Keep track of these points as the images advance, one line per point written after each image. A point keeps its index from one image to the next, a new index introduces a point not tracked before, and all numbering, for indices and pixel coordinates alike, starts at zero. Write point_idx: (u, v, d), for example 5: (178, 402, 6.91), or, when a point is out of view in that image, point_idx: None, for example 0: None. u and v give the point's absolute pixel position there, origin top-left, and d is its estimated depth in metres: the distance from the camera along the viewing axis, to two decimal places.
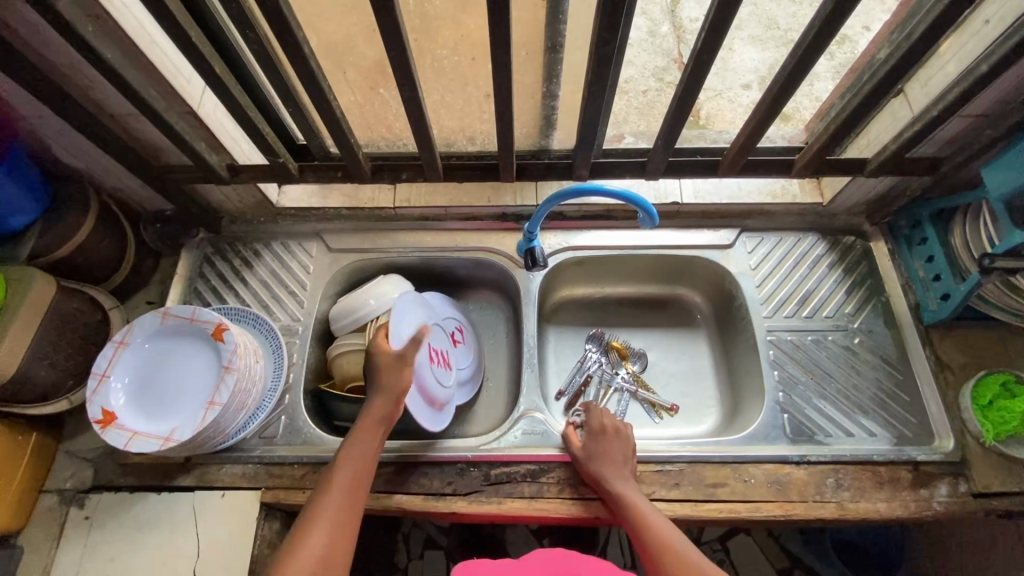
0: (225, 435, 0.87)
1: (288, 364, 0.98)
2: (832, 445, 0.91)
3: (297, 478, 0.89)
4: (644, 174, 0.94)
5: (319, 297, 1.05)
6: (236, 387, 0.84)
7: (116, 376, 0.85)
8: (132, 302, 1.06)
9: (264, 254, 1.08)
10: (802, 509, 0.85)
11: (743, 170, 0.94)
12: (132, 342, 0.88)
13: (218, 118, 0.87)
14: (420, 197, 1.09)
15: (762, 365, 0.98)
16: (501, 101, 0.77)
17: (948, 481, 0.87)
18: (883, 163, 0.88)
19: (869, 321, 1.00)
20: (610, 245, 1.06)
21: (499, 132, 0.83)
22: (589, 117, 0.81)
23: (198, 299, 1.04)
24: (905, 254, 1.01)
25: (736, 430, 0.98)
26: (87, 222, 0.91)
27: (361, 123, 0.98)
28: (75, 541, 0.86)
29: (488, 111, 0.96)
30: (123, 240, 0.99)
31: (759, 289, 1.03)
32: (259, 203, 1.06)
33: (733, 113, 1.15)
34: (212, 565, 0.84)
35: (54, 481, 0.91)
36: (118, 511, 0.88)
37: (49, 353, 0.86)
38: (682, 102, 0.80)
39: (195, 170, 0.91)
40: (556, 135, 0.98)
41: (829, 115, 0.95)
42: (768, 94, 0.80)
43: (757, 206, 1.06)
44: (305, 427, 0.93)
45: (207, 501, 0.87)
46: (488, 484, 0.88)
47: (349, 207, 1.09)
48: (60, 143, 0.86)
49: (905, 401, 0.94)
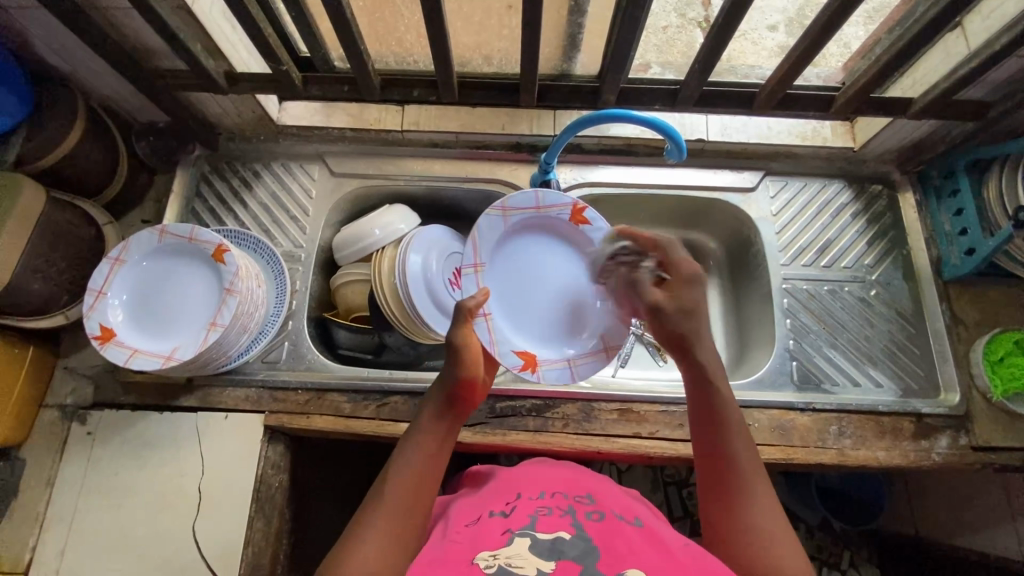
0: (227, 358, 0.86)
1: (291, 291, 0.95)
2: (838, 394, 0.90)
3: (301, 403, 0.89)
4: (673, 104, 0.88)
5: (322, 223, 1.01)
6: (238, 309, 0.82)
7: (114, 294, 0.82)
8: (127, 220, 1.02)
9: (263, 175, 1.02)
10: (803, 453, 0.86)
11: (779, 106, 0.88)
12: (128, 260, 0.84)
13: (215, 17, 0.79)
14: (429, 120, 1.02)
15: (775, 313, 0.96)
16: (528, 10, 0.70)
17: (949, 434, 0.88)
18: (930, 105, 0.82)
19: (887, 274, 0.98)
20: (626, 182, 1.02)
21: (524, 48, 0.77)
22: (622, 34, 0.74)
23: (195, 219, 0.99)
24: (933, 207, 0.98)
25: (742, 375, 0.98)
26: (74, 130, 0.85)
27: (371, 34, 0.90)
28: (78, 456, 0.86)
29: (508, 26, 0.89)
30: (115, 152, 0.93)
31: (779, 235, 1.00)
32: (259, 119, 1.00)
33: (756, 57, 1.03)
34: (217, 482, 0.85)
35: (54, 397, 0.90)
36: (120, 428, 0.87)
37: (42, 266, 0.82)
38: (726, 23, 0.72)
39: (191, 76, 0.84)
40: (580, 58, 0.91)
41: (874, 51, 0.89)
42: (820, 16, 0.72)
43: (784, 147, 1.01)
44: (309, 354, 0.92)
45: (211, 423, 0.87)
46: (493, 417, 0.88)
47: (354, 129, 1.02)
48: (42, 36, 0.78)
49: (915, 354, 0.93)
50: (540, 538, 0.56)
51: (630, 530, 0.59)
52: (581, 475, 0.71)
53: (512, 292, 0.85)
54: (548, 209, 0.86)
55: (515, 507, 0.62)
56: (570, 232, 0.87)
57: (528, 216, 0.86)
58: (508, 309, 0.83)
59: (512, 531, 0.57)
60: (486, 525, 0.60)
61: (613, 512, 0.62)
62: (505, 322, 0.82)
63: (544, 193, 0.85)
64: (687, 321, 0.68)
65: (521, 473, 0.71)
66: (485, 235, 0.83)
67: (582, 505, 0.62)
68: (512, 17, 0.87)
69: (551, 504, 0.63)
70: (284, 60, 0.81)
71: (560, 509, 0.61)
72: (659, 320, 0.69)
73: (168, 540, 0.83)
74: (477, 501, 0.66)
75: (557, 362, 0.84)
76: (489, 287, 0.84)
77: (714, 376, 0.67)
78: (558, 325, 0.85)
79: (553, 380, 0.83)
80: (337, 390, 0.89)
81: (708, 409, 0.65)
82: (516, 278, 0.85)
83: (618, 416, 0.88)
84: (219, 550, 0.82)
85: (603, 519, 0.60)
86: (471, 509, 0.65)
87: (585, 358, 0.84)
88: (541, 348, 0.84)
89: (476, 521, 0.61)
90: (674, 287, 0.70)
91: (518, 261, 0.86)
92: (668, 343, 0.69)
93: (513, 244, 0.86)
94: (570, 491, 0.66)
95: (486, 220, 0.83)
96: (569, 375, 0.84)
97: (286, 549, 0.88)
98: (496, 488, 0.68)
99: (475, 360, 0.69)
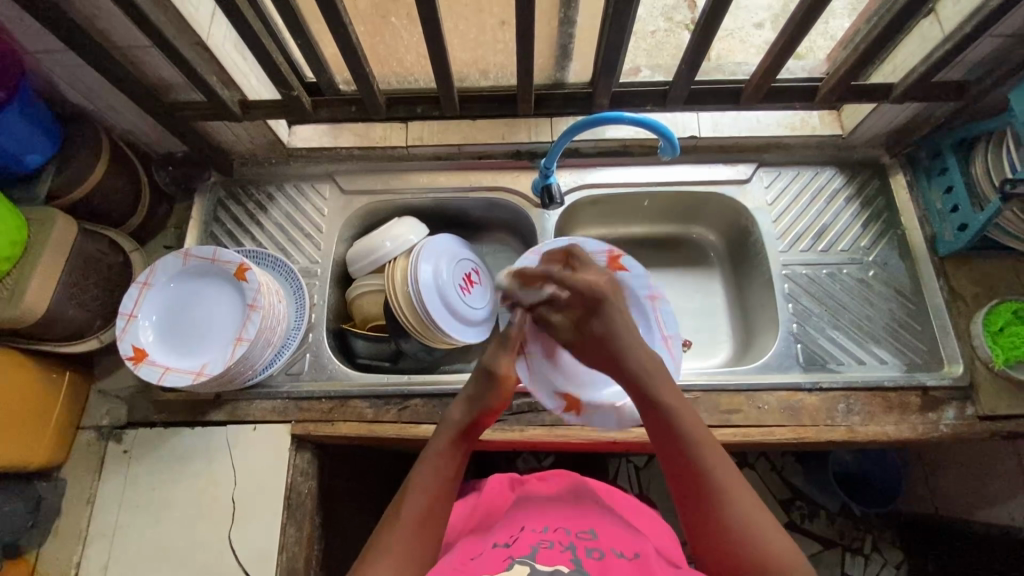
0: (253, 371, 0.90)
1: (309, 304, 1.00)
2: (844, 372, 0.93)
3: (325, 412, 0.92)
4: (664, 104, 0.92)
5: (335, 238, 1.05)
6: (263, 324, 0.87)
7: (144, 316, 0.87)
8: (150, 247, 1.06)
9: (277, 197, 1.07)
10: (813, 432, 0.88)
11: (766, 98, 0.91)
12: (156, 283, 0.89)
13: (228, 49, 0.84)
14: (432, 135, 1.07)
15: (777, 298, 0.99)
16: (521, 24, 0.74)
17: (955, 406, 0.90)
18: (912, 88, 0.85)
19: (884, 254, 1.01)
20: (624, 182, 1.06)
21: (520, 61, 0.81)
22: (612, 42, 0.78)
23: (214, 242, 1.04)
24: (923, 185, 1.01)
25: (750, 361, 1.00)
26: (100, 163, 0.90)
27: (374, 57, 0.94)
28: (115, 474, 0.90)
29: (502, 40, 0.93)
30: (137, 182, 0.98)
31: (775, 224, 1.03)
32: (270, 143, 1.04)
33: (745, 55, 1.06)
34: (249, 491, 0.88)
35: (90, 419, 0.94)
36: (155, 445, 0.91)
37: (76, 293, 0.86)
38: (707, 26, 0.77)
39: (207, 106, 0.89)
40: (572, 66, 0.95)
41: (853, 41, 0.92)
42: (798, 10, 0.75)
43: (774, 139, 1.05)
44: (330, 364, 0.96)
45: (241, 435, 0.91)
46: (509, 414, 0.91)
47: (361, 147, 1.07)
48: (68, 78, 0.84)
49: (916, 330, 0.96)
50: (540, 567, 0.57)
51: (628, 565, 0.60)
52: (587, 508, 0.72)
53: (557, 345, 0.84)
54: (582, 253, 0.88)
55: (518, 540, 0.64)
56: None
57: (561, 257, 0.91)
58: (555, 364, 0.83)
59: (512, 557, 0.60)
60: (488, 556, 0.62)
61: (613, 548, 0.63)
62: (555, 379, 0.84)
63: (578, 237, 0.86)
64: (601, 346, 0.70)
65: (526, 511, 0.72)
66: (523, 279, 0.86)
67: (583, 541, 0.64)
68: (505, 32, 0.92)
69: (553, 538, 0.64)
70: (294, 86, 0.85)
71: (561, 544, 0.63)
72: (584, 352, 0.73)
73: (205, 549, 0.86)
74: (486, 537, 0.68)
75: (604, 404, 0.83)
76: (538, 341, 0.80)
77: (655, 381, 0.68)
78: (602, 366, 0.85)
79: (600, 424, 0.83)
80: (359, 397, 0.93)
81: (659, 414, 0.67)
82: None
83: None
84: (254, 556, 0.85)
85: (603, 556, 0.62)
86: (475, 542, 0.67)
87: (635, 405, 0.82)
88: (589, 389, 0.84)
89: (480, 554, 0.63)
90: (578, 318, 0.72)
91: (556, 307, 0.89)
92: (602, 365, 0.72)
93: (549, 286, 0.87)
94: (573, 527, 0.67)
95: (524, 266, 0.83)
96: (616, 420, 0.83)
97: (318, 554, 0.91)
98: (505, 525, 0.70)
99: (505, 393, 0.73)
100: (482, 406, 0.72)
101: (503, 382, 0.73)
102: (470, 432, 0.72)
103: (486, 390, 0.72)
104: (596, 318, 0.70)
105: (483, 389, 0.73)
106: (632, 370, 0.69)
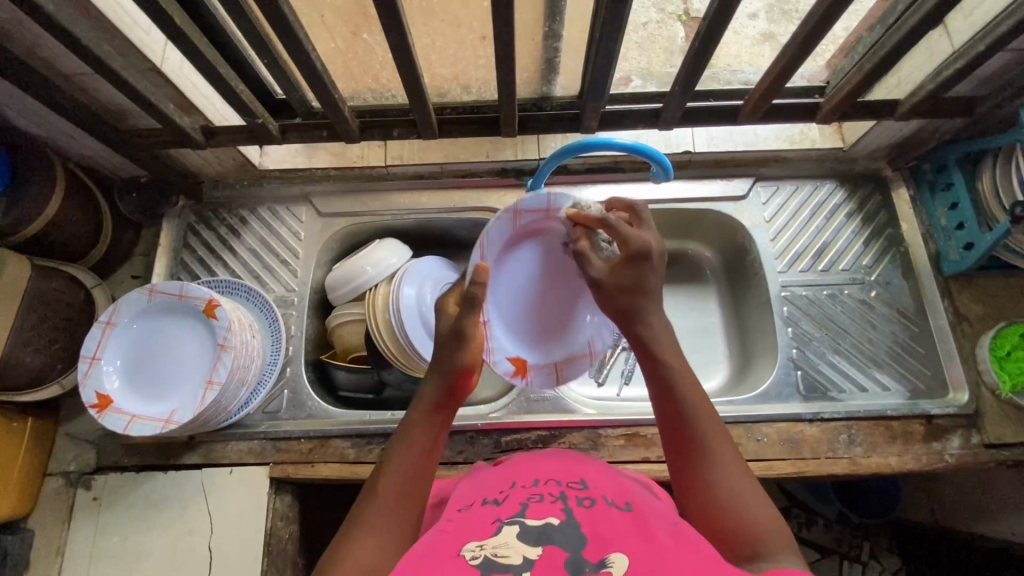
0: (227, 413, 0.85)
1: (286, 337, 0.95)
2: (846, 401, 0.89)
3: (305, 452, 0.88)
4: (657, 123, 0.87)
5: (313, 265, 1.00)
6: (234, 365, 0.81)
7: (108, 360, 0.82)
8: (117, 277, 1.01)
9: (250, 221, 1.01)
10: (814, 465, 0.85)
11: (765, 116, 0.86)
12: (119, 323, 0.83)
13: (186, 74, 0.78)
14: (413, 153, 1.01)
15: (776, 322, 0.95)
16: (500, 46, 0.68)
17: (960, 434, 0.87)
18: (917, 106, 0.80)
19: (886, 273, 0.96)
20: (615, 201, 1.01)
21: (501, 81, 0.76)
22: (600, 65, 0.72)
23: (185, 271, 0.99)
24: (927, 201, 0.96)
25: (746, 388, 0.96)
26: (55, 195, 0.84)
27: (345, 74, 0.87)
28: (85, 523, 0.86)
29: (483, 56, 0.87)
30: (97, 212, 0.92)
31: (773, 242, 0.99)
32: (240, 165, 0.98)
33: (738, 47, 1.01)
34: (225, 538, 0.84)
35: (57, 464, 0.89)
36: (126, 491, 0.87)
37: (33, 339, 0.81)
38: (701, 51, 0.71)
39: (166, 133, 0.83)
40: (559, 80, 0.88)
41: (856, 51, 0.86)
42: (798, 31, 0.70)
43: (772, 153, 1.00)
44: (309, 401, 0.92)
45: (216, 479, 0.86)
46: (498, 452, 0.87)
47: (337, 167, 1.02)
48: (12, 108, 0.77)
49: (920, 353, 0.92)
50: (529, 526, 0.50)
51: (620, 516, 0.53)
52: (577, 458, 0.64)
53: (509, 301, 0.85)
54: (560, 214, 0.82)
55: (507, 496, 0.56)
56: (579, 232, 0.84)
57: (539, 216, 0.82)
58: (507, 321, 0.85)
59: (502, 520, 0.52)
60: (475, 514, 0.54)
61: (605, 498, 0.56)
62: (506, 336, 0.84)
63: (555, 195, 0.80)
64: (625, 295, 0.69)
65: (514, 464, 0.64)
66: (491, 239, 0.81)
67: (574, 491, 0.56)
68: (486, 47, 0.86)
69: (543, 492, 0.56)
70: (259, 113, 0.79)
71: (551, 497, 0.55)
72: (605, 296, 0.71)
73: None
74: (472, 491, 0.61)
75: (545, 365, 0.85)
76: (491, 294, 0.84)
77: (665, 347, 0.65)
78: (552, 329, 0.87)
79: (539, 386, 0.85)
80: (340, 436, 0.89)
81: (661, 374, 0.64)
82: (513, 284, 0.85)
83: (625, 441, 0.87)
84: None
85: (595, 506, 0.54)
86: (458, 500, 0.59)
87: (575, 361, 0.86)
88: (534, 354, 0.86)
89: (468, 509, 0.56)
90: (618, 264, 0.71)
91: (521, 266, 0.85)
92: (615, 317, 0.70)
93: (518, 247, 0.84)
94: (563, 477, 0.59)
95: (495, 225, 0.80)
96: (557, 379, 0.86)
97: None
98: (492, 478, 0.62)
99: (476, 346, 0.69)
100: (446, 366, 0.67)
101: (474, 342, 0.69)
102: (447, 400, 0.66)
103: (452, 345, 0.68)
104: (636, 269, 0.69)
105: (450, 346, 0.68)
106: (642, 330, 0.67)
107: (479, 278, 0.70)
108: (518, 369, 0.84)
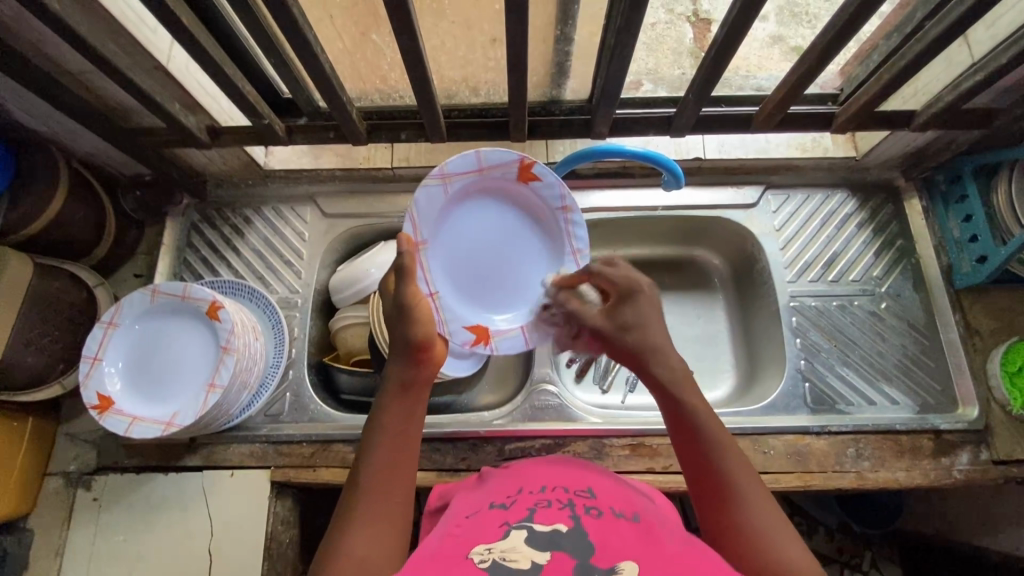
0: (228, 416, 0.84)
1: (289, 340, 0.94)
2: (854, 414, 0.89)
3: (308, 456, 0.87)
4: (670, 130, 0.86)
5: (317, 266, 0.99)
6: (237, 368, 0.80)
7: (109, 361, 0.81)
8: (119, 275, 1.00)
9: (254, 221, 1.00)
10: (821, 479, 0.84)
11: (778, 125, 0.85)
12: (121, 323, 0.83)
13: (192, 73, 0.76)
14: (420, 155, 1.01)
15: (784, 333, 0.94)
16: (512, 50, 0.67)
17: (969, 450, 0.86)
18: (935, 117, 0.79)
19: (897, 285, 0.95)
20: (624, 206, 0.99)
21: (512, 87, 0.74)
22: (613, 72, 0.71)
23: (188, 271, 0.98)
24: (940, 212, 0.95)
25: (752, 399, 0.95)
26: (59, 193, 0.83)
27: (353, 74, 0.86)
28: (85, 524, 0.85)
29: (494, 58, 0.85)
30: (100, 210, 0.91)
31: (783, 251, 0.98)
32: (245, 164, 0.97)
33: (746, 49, 0.98)
34: (226, 543, 0.83)
35: (58, 464, 0.89)
36: (126, 492, 0.86)
37: (34, 339, 0.80)
38: (718, 56, 0.70)
39: (170, 132, 0.82)
40: (569, 84, 0.87)
41: (872, 60, 0.85)
42: (818, 41, 0.68)
43: (784, 161, 0.99)
44: (311, 404, 0.91)
45: (217, 482, 0.86)
46: (502, 459, 0.87)
47: (344, 168, 1.01)
48: (14, 105, 0.76)
49: (929, 367, 0.91)
50: (538, 531, 0.49)
51: (629, 525, 0.52)
52: (581, 466, 0.63)
53: (460, 272, 0.77)
54: (491, 170, 0.75)
55: (515, 501, 0.55)
56: (516, 190, 0.78)
57: (471, 180, 0.75)
58: (460, 292, 0.77)
59: (510, 524, 0.51)
60: (483, 519, 0.53)
61: (613, 508, 0.55)
62: (461, 306, 0.77)
63: (485, 151, 0.73)
64: (626, 334, 0.66)
65: (518, 471, 0.63)
66: (423, 211, 0.72)
67: (581, 499, 0.55)
68: (497, 50, 0.84)
69: (551, 497, 0.55)
70: (266, 114, 0.78)
71: (559, 502, 0.54)
72: (605, 340, 0.68)
73: None
74: (478, 497, 0.60)
75: (508, 331, 0.79)
76: (438, 267, 0.75)
77: (683, 385, 0.62)
78: (505, 297, 0.80)
79: (510, 349, 0.79)
80: (343, 441, 0.88)
81: (681, 415, 0.60)
82: (460, 252, 0.77)
83: (630, 451, 0.87)
84: None
85: (602, 514, 0.53)
86: (463, 508, 0.58)
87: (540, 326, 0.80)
88: (495, 319, 0.79)
89: (474, 514, 0.55)
90: (610, 307, 0.69)
91: (463, 232, 0.77)
92: (624, 359, 0.67)
93: (457, 214, 0.76)
94: (570, 485, 0.58)
95: (424, 193, 0.72)
96: (526, 341, 0.79)
97: None
98: (497, 485, 0.61)
99: (427, 319, 0.64)
100: (403, 341, 0.62)
101: (422, 313, 0.64)
102: (414, 380, 0.62)
103: (406, 320, 0.63)
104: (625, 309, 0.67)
105: (403, 323, 0.63)
106: (658, 367, 0.63)
107: (405, 245, 0.64)
108: (484, 338, 0.78)
